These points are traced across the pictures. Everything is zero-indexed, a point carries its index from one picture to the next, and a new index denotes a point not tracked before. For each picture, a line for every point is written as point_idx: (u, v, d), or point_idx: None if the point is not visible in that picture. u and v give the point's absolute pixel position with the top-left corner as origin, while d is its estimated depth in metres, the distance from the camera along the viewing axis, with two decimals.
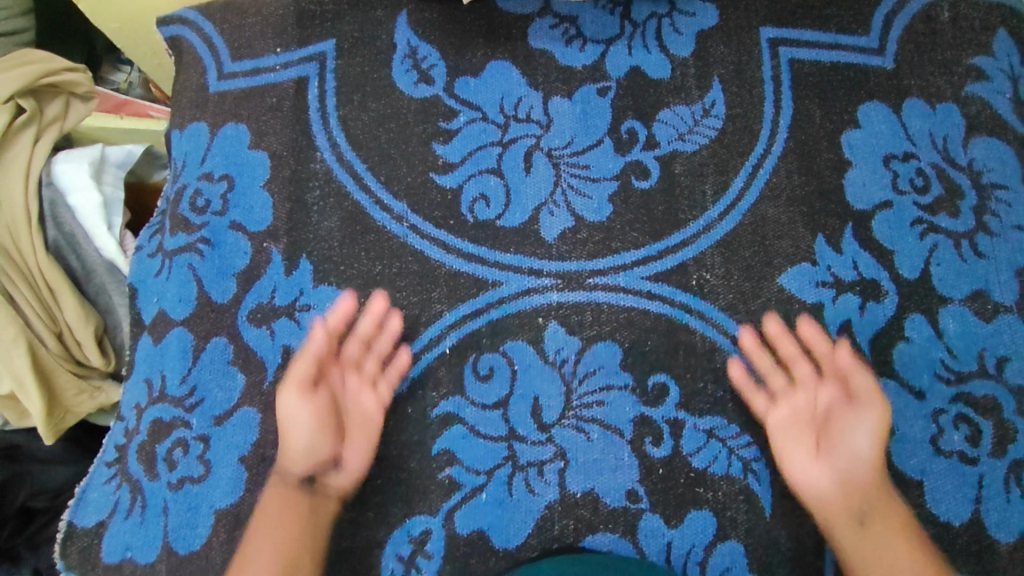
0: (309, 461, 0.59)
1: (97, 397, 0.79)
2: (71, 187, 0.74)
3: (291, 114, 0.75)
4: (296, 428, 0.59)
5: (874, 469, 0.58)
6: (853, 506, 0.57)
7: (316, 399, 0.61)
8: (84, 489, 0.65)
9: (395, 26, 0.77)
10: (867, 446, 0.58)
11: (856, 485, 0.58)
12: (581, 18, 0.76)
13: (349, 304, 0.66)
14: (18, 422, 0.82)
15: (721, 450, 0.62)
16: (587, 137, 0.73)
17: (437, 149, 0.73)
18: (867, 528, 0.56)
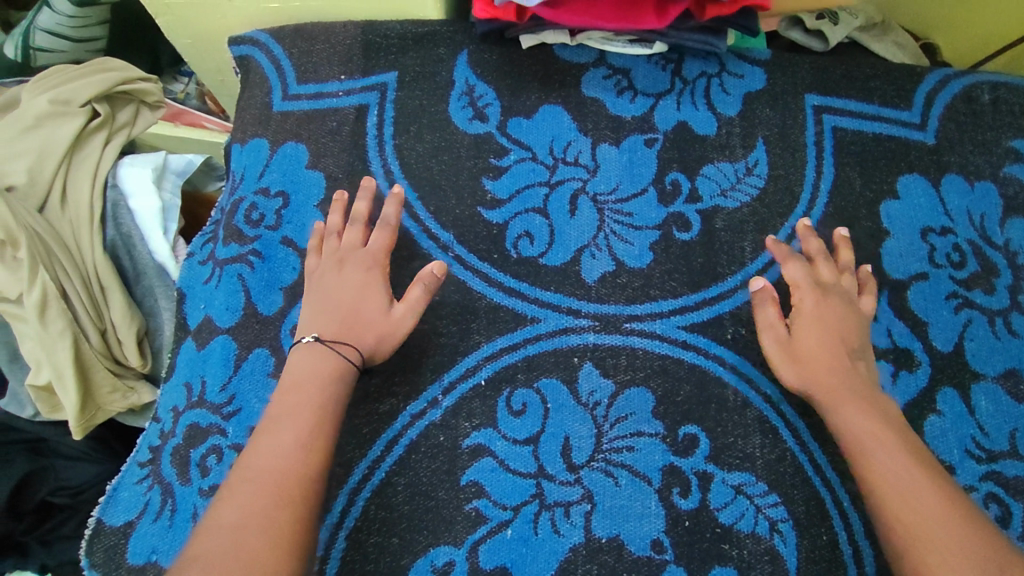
0: (345, 342, 0.63)
1: (129, 398, 0.80)
2: (134, 190, 0.76)
3: (349, 139, 0.78)
4: (360, 322, 0.64)
5: (831, 372, 0.61)
6: (840, 412, 0.60)
7: (394, 317, 0.65)
8: (115, 487, 0.67)
9: (455, 64, 0.80)
10: (786, 373, 0.63)
11: (833, 391, 0.61)
12: (633, 71, 0.79)
13: (390, 241, 0.69)
14: (49, 413, 0.86)
15: (747, 505, 0.62)
16: (632, 186, 0.75)
17: (485, 184, 0.76)
18: (869, 430, 0.58)
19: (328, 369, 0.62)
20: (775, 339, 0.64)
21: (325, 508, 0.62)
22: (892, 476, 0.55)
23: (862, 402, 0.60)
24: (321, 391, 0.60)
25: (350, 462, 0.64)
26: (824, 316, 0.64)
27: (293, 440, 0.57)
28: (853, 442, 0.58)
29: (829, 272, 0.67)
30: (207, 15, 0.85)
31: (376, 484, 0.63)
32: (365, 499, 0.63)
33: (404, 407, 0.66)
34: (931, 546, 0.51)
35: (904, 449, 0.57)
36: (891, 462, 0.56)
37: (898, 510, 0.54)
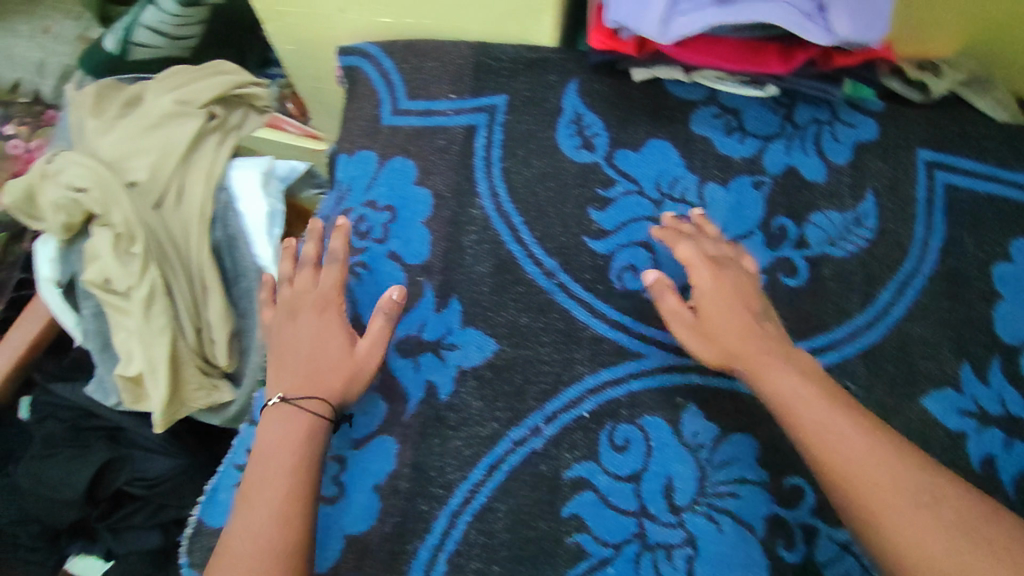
0: (307, 395, 0.62)
1: (211, 397, 0.80)
2: (242, 193, 0.78)
3: (457, 158, 0.78)
4: (322, 367, 0.64)
5: (743, 339, 0.62)
6: (764, 374, 0.60)
7: (359, 355, 0.65)
8: (214, 485, 0.68)
9: (565, 92, 0.80)
10: (703, 350, 0.64)
11: (751, 357, 0.61)
12: (743, 113, 0.79)
13: (341, 275, 0.69)
14: (131, 403, 0.89)
15: (853, 564, 0.61)
16: (738, 228, 0.75)
17: (592, 214, 0.76)
18: (792, 388, 0.58)
19: (300, 427, 0.61)
20: (683, 322, 0.66)
21: (426, 528, 0.64)
22: (820, 426, 0.55)
23: (783, 361, 0.60)
24: (299, 449, 0.60)
25: (452, 484, 0.66)
26: (726, 287, 0.65)
27: (269, 507, 0.56)
28: (776, 404, 0.59)
29: (712, 246, 0.69)
30: (319, 25, 0.86)
31: (476, 509, 0.65)
32: (465, 523, 0.64)
33: (505, 432, 0.67)
34: (866, 487, 0.52)
35: (825, 396, 0.58)
36: (816, 414, 0.56)
37: (829, 458, 0.54)
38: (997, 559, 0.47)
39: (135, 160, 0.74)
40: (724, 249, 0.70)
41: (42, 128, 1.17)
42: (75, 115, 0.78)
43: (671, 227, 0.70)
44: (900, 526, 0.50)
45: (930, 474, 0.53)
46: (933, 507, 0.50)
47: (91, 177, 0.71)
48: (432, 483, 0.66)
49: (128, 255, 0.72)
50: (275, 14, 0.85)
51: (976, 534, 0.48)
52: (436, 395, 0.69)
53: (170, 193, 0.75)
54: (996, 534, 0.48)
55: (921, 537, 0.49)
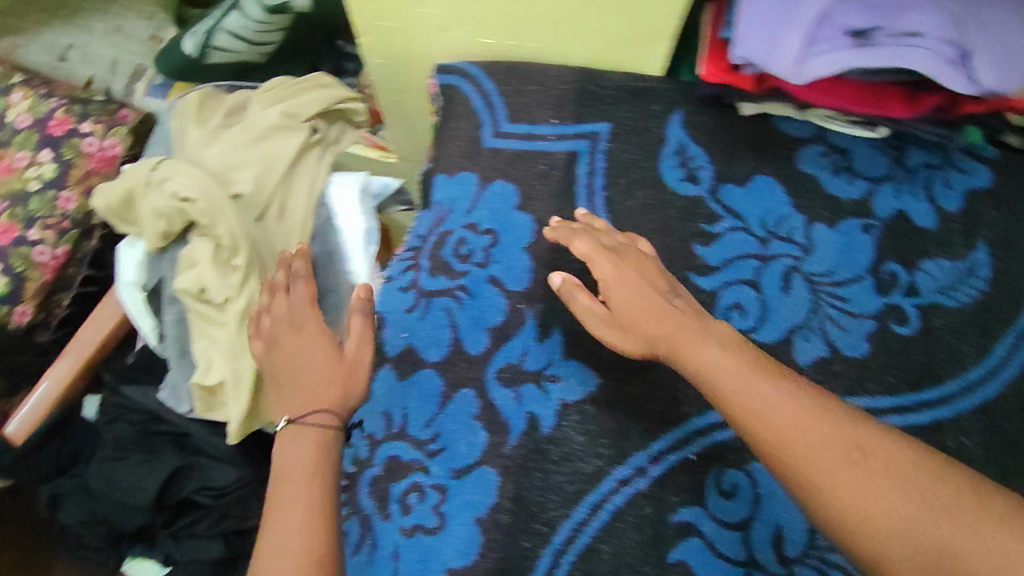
0: (311, 410, 0.60)
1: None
2: (341, 210, 0.77)
3: (560, 185, 0.77)
4: (312, 382, 0.62)
5: (659, 323, 0.60)
6: (687, 350, 0.58)
7: (349, 357, 0.64)
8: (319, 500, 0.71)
9: (669, 123, 0.78)
10: (630, 344, 0.63)
11: (671, 337, 0.59)
12: (852, 153, 0.77)
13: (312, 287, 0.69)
14: (201, 412, 0.87)
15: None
16: (847, 272, 0.74)
17: (697, 249, 0.75)
18: (716, 359, 0.56)
19: (311, 439, 0.59)
20: (604, 319, 0.65)
21: (529, 566, 0.65)
22: (741, 394, 0.53)
23: (703, 334, 0.58)
24: (315, 458, 0.58)
25: (554, 521, 0.66)
26: (630, 276, 0.64)
27: (293, 518, 0.53)
28: (699, 379, 0.56)
29: (609, 238, 0.69)
30: (413, 40, 0.83)
31: (580, 549, 0.65)
32: (570, 563, 0.64)
33: (609, 470, 0.67)
34: (802, 456, 0.49)
35: (747, 361, 0.55)
36: (738, 383, 0.54)
37: (763, 429, 0.51)
38: (934, 512, 0.45)
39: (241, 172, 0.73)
40: (618, 237, 0.70)
41: (116, 127, 1.15)
42: (176, 121, 0.77)
43: (563, 226, 0.70)
44: (838, 489, 0.47)
45: (863, 430, 0.50)
46: (862, 465, 0.48)
47: (201, 189, 0.70)
48: (534, 519, 0.66)
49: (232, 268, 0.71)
50: (371, 28, 0.82)
51: (910, 489, 0.47)
52: (538, 427, 0.69)
53: (274, 207, 0.74)
54: (932, 485, 0.46)
55: (861, 498, 0.47)
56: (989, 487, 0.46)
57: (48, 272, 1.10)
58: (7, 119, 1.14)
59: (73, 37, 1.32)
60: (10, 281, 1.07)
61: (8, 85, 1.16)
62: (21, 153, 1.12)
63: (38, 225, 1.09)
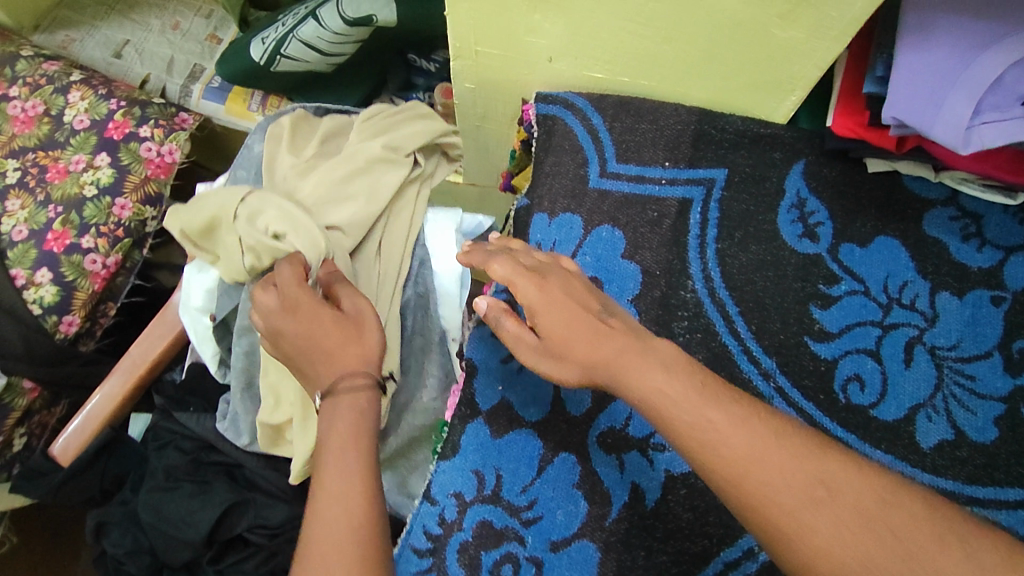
0: (340, 377, 0.55)
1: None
2: (438, 252, 0.74)
3: (669, 235, 0.73)
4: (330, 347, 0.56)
5: (594, 349, 0.53)
6: (628, 375, 0.51)
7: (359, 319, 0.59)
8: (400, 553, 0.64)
9: (789, 173, 0.75)
10: (567, 373, 0.54)
11: (609, 361, 0.52)
12: (985, 218, 0.72)
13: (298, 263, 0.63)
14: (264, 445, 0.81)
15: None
16: (975, 346, 0.69)
17: (814, 311, 0.70)
18: (660, 386, 0.50)
19: (346, 404, 0.54)
20: (530, 345, 0.57)
21: None
22: (694, 428, 0.48)
23: (646, 356, 0.51)
24: (354, 422, 0.53)
25: None
26: (555, 296, 0.56)
27: (334, 486, 0.49)
28: (644, 408, 0.50)
29: (529, 258, 0.61)
30: (514, 69, 0.78)
31: None
32: None
33: (717, 552, 0.61)
34: (765, 496, 0.45)
35: (694, 386, 0.50)
36: (687, 413, 0.48)
37: (719, 463, 0.47)
38: (900, 555, 0.43)
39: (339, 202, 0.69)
40: (540, 257, 0.61)
41: (176, 132, 1.11)
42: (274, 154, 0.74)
43: (476, 249, 0.61)
44: (803, 532, 0.44)
45: (828, 461, 0.46)
46: (829, 504, 0.44)
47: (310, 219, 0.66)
48: None
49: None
50: (469, 54, 0.76)
51: (881, 529, 0.43)
52: (642, 500, 0.63)
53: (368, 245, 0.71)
54: (897, 520, 0.43)
55: (831, 540, 0.43)
56: (964, 522, 0.43)
57: (98, 282, 1.05)
58: (63, 118, 1.11)
59: (130, 33, 1.27)
60: (59, 290, 1.02)
61: (66, 82, 1.12)
62: (77, 155, 1.08)
63: (92, 232, 1.05)
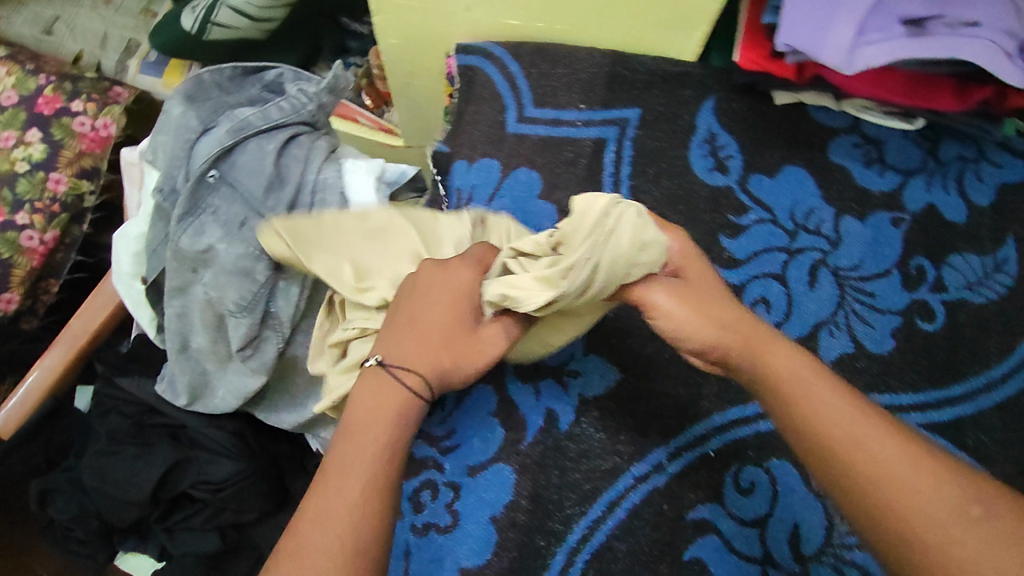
0: (406, 367, 0.53)
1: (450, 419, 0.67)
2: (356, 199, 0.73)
3: (584, 174, 0.75)
4: (440, 337, 0.54)
5: (733, 313, 0.52)
6: (767, 351, 0.50)
7: (481, 338, 0.56)
8: None
9: (699, 109, 0.76)
10: (697, 327, 0.52)
11: (751, 337, 0.51)
12: (885, 144, 0.75)
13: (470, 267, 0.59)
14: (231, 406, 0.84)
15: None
16: (875, 265, 0.72)
17: (723, 241, 0.73)
18: (801, 373, 0.49)
19: (395, 402, 0.51)
20: (667, 282, 0.54)
21: (543, 565, 0.61)
22: (830, 414, 0.46)
23: (779, 339, 0.51)
24: (393, 431, 0.50)
25: (571, 519, 0.62)
26: (694, 259, 0.57)
27: (353, 489, 0.47)
28: (788, 388, 0.48)
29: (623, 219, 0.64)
30: (432, 22, 0.78)
31: (595, 547, 0.62)
32: (583, 561, 0.61)
33: (627, 467, 0.64)
34: (913, 503, 0.41)
35: (834, 383, 0.48)
36: (821, 400, 0.47)
37: (868, 461, 0.43)
38: None
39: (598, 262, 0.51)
40: None
41: (109, 106, 1.09)
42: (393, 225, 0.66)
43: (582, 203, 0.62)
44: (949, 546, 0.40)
45: (973, 478, 0.43)
46: (988, 522, 0.40)
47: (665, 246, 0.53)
48: (551, 518, 0.62)
49: (256, 272, 0.71)
50: (388, 7, 0.76)
51: None
52: (556, 423, 0.65)
53: (511, 266, 0.57)
54: None
55: (982, 559, 0.39)
56: None
57: (36, 258, 1.05)
58: None
59: (60, 9, 1.25)
60: None
61: None
62: (6, 132, 1.06)
63: (27, 209, 1.04)
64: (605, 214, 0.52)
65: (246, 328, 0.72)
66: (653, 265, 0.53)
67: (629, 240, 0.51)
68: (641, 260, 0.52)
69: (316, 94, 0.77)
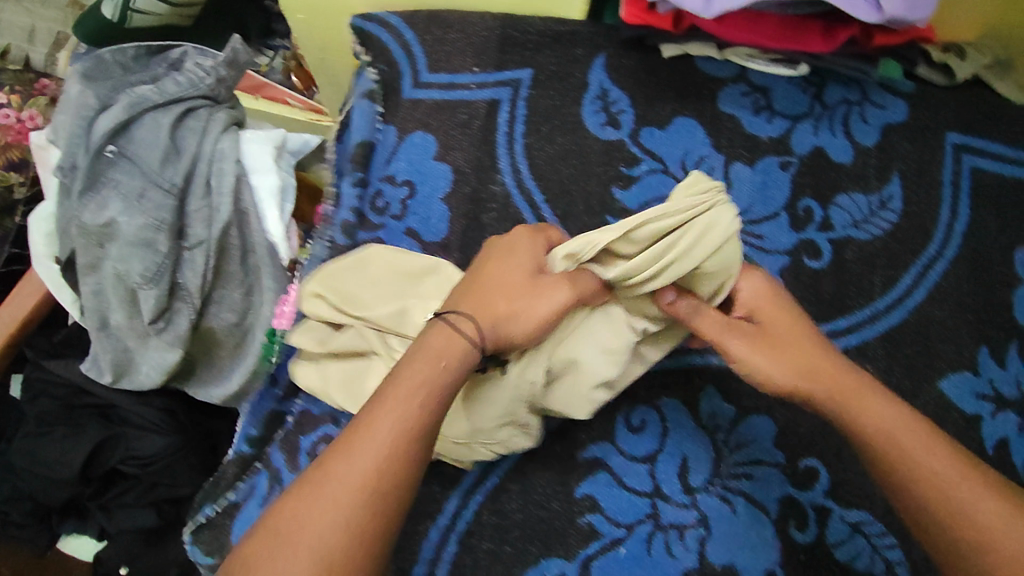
0: (466, 316, 0.55)
1: (510, 439, 0.62)
2: (255, 166, 0.74)
3: (478, 134, 0.76)
4: (503, 289, 0.57)
5: (828, 366, 0.57)
6: (861, 405, 0.55)
7: (536, 290, 0.57)
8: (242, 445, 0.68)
9: (591, 67, 0.78)
10: (780, 371, 0.57)
11: (840, 388, 0.56)
12: (772, 91, 0.77)
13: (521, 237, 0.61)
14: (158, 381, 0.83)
15: (862, 545, 0.64)
16: (764, 209, 0.74)
17: (615, 192, 0.74)
18: (893, 423, 0.54)
19: (450, 354, 0.53)
20: (745, 332, 0.58)
21: (438, 508, 0.64)
22: (929, 472, 0.52)
23: (873, 393, 0.55)
24: (434, 377, 0.52)
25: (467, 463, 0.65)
26: (778, 303, 0.60)
27: (390, 426, 0.49)
28: (893, 447, 0.53)
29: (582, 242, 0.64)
30: None
31: (490, 488, 0.65)
32: (478, 502, 0.64)
33: None
34: (1005, 560, 0.48)
35: (931, 438, 0.54)
36: (919, 458, 0.52)
37: (962, 517, 0.50)
38: None
39: (692, 227, 0.57)
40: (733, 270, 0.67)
41: (34, 98, 1.13)
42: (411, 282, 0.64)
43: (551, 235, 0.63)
44: None
45: None
46: None
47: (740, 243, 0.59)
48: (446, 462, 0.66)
49: (158, 243, 0.72)
50: None
51: None
52: None
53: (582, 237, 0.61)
54: None
55: None
56: None
57: None
58: None
59: None
60: None
61: None
62: None
63: None
64: (714, 192, 0.58)
65: (155, 300, 0.73)
66: (732, 259, 0.58)
67: (730, 226, 0.57)
68: (725, 248, 0.57)
69: (213, 67, 0.78)
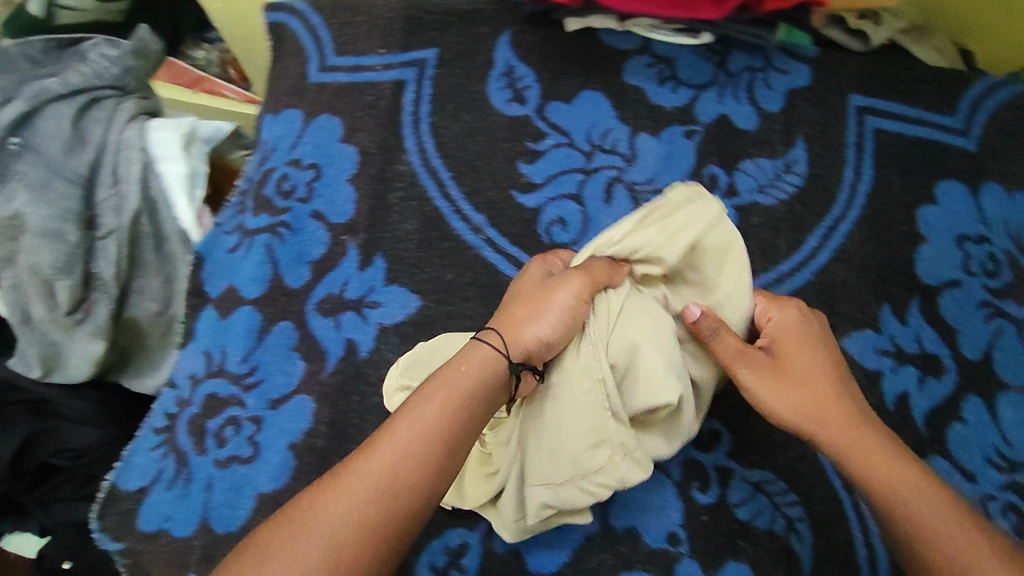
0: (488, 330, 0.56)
1: (616, 465, 0.54)
2: (162, 154, 0.76)
3: (385, 115, 0.76)
4: (519, 297, 0.58)
5: (834, 405, 0.55)
6: (861, 447, 0.53)
7: (549, 287, 0.57)
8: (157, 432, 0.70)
9: (496, 44, 0.78)
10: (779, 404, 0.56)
11: (842, 428, 0.54)
12: (676, 61, 0.78)
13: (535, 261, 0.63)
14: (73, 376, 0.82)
15: (764, 503, 0.64)
16: (670, 177, 0.75)
17: (520, 167, 0.75)
18: (894, 469, 0.52)
19: (472, 369, 0.53)
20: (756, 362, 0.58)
21: None
22: (921, 521, 0.49)
23: (879, 436, 0.54)
24: (460, 398, 0.51)
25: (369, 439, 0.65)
26: (804, 339, 0.59)
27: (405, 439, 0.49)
28: (886, 487, 0.51)
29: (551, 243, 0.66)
30: None
31: None
32: None
33: None
34: None
35: (936, 490, 0.50)
36: (912, 505, 0.50)
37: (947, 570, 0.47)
38: None
39: (673, 221, 0.60)
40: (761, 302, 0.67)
41: None
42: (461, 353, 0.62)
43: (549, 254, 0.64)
44: None
45: None
46: None
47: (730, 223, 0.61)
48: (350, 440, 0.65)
49: (69, 233, 0.72)
50: None
51: None
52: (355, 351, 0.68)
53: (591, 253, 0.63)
54: None
55: None
56: None
57: None
58: None
59: None
60: None
61: None
62: None
63: None
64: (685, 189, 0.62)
65: (69, 290, 0.73)
66: (728, 237, 0.60)
67: (713, 214, 0.60)
68: (715, 232, 0.60)
69: (119, 57, 0.80)
